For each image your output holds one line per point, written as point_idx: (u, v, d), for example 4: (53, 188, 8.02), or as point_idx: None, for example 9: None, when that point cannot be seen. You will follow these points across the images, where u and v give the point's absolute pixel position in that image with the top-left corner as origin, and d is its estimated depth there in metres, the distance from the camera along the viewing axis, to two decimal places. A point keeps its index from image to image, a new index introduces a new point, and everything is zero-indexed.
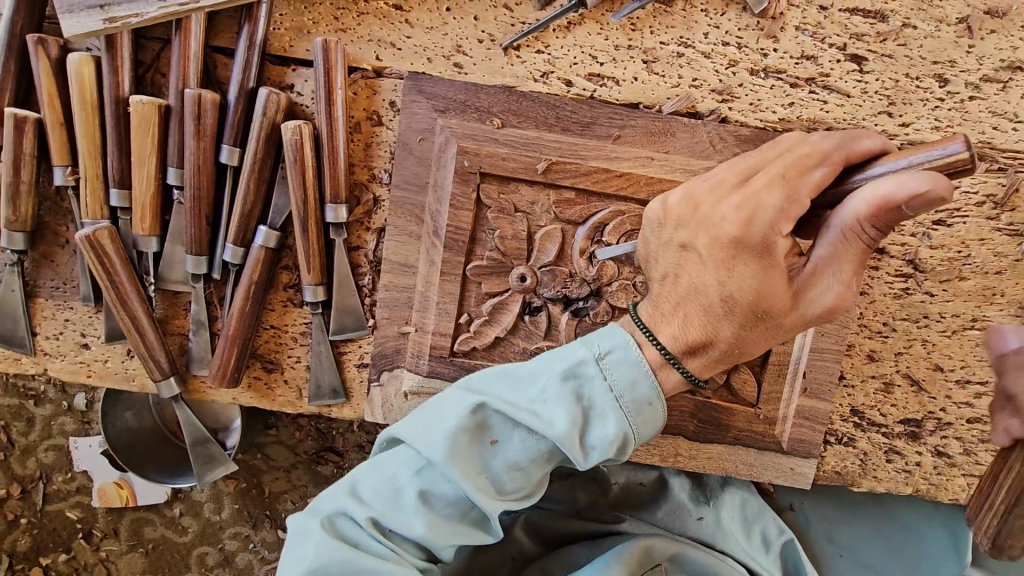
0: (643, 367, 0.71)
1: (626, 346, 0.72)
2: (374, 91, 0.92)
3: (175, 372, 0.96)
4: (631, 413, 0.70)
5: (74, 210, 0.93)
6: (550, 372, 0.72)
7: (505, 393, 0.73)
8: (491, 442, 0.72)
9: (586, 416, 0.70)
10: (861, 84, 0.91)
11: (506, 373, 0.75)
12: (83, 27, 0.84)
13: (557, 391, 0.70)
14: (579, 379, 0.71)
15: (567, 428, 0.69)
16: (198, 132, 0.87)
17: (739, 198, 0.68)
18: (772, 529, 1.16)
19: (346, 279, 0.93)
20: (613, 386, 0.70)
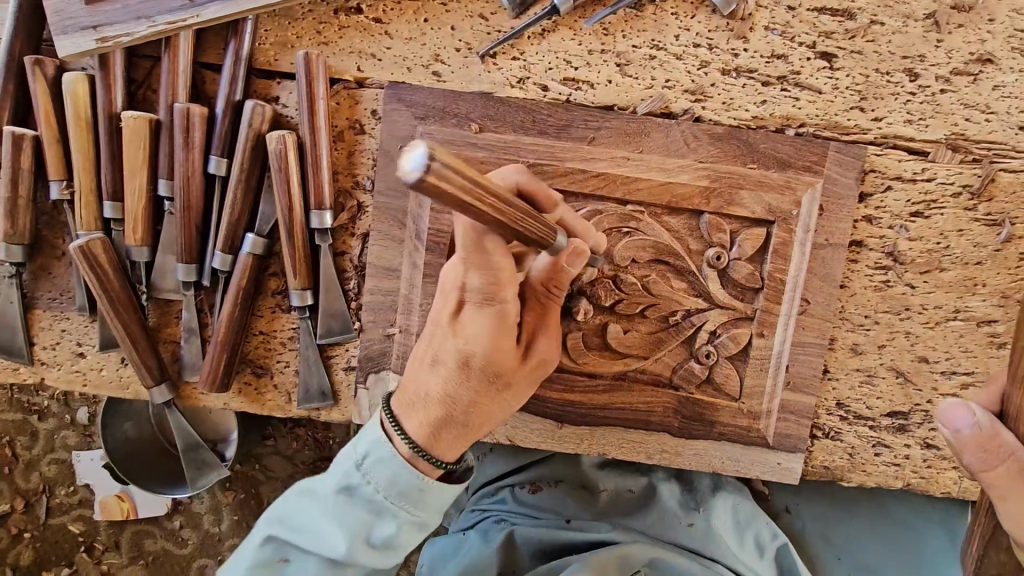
0: (401, 464, 0.78)
1: (382, 442, 0.80)
2: (356, 101, 0.95)
3: (167, 379, 0.98)
4: (407, 507, 0.80)
5: (69, 222, 0.95)
6: (325, 489, 0.82)
7: (289, 521, 0.83)
8: (289, 567, 0.83)
9: (366, 524, 0.80)
10: (833, 81, 0.92)
11: (294, 496, 0.85)
12: (76, 47, 0.88)
13: (333, 510, 0.80)
14: (349, 492, 0.80)
15: (347, 550, 0.79)
16: (187, 144, 0.90)
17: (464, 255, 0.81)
18: (766, 534, 1.18)
19: (333, 284, 0.95)
20: (379, 488, 0.79)
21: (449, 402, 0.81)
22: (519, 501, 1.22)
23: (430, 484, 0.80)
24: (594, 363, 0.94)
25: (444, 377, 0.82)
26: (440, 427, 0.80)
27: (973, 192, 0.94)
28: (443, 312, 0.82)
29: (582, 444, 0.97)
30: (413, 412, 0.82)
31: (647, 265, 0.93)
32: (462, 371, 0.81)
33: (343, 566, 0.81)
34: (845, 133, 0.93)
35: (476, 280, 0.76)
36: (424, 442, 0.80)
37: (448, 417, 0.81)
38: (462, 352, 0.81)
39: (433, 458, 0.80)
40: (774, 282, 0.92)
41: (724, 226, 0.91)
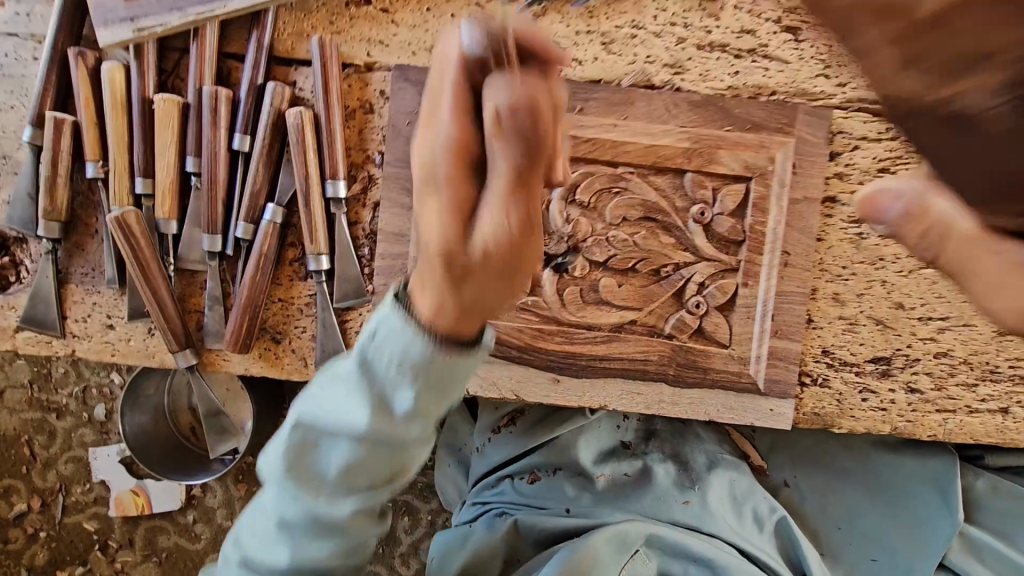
0: (413, 334, 0.60)
1: (389, 316, 0.62)
2: (366, 83, 1.04)
3: (192, 345, 1.05)
4: (427, 387, 0.63)
5: (103, 200, 1.03)
6: (339, 363, 0.69)
7: (313, 397, 0.72)
8: (322, 450, 0.72)
9: (382, 397, 0.66)
10: (798, 52, 1.02)
11: (316, 380, 0.73)
12: (115, 37, 0.98)
13: (350, 396, 0.68)
14: (363, 379, 0.66)
15: (371, 425, 0.66)
16: (214, 123, 1.00)
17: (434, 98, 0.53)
18: (763, 508, 1.21)
19: (347, 249, 1.03)
20: (393, 367, 0.63)
21: (496, 266, 0.52)
22: (519, 491, 1.27)
23: (452, 355, 0.61)
24: (591, 316, 1.01)
25: (476, 244, 0.50)
26: (508, 254, 0.51)
27: None
28: (424, 168, 0.53)
29: (583, 396, 1.03)
30: (427, 300, 0.57)
31: (637, 223, 1.00)
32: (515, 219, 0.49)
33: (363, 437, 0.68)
34: (813, 99, 1.02)
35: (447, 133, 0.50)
36: (427, 317, 0.59)
37: (492, 270, 0.52)
38: (503, 200, 0.49)
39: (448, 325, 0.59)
40: (755, 235, 0.99)
41: (706, 183, 0.99)
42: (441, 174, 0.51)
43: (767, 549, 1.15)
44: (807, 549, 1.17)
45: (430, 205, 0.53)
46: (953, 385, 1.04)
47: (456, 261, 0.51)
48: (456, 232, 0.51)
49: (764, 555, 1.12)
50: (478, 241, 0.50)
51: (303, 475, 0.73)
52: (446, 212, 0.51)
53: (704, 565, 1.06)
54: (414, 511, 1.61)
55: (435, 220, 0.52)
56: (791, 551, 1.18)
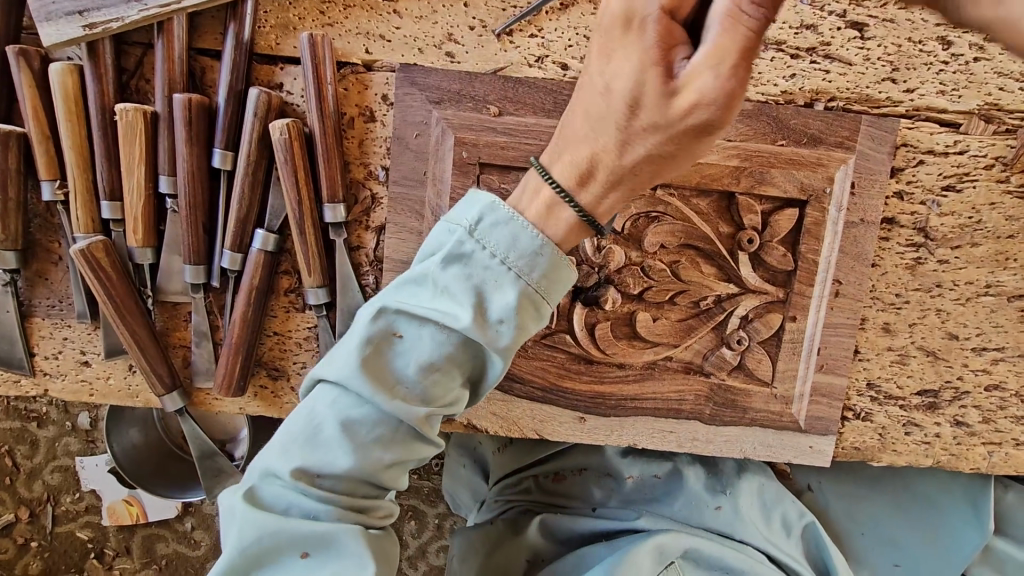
0: (525, 223, 0.65)
1: (496, 205, 0.66)
2: (365, 85, 0.90)
3: (179, 386, 0.94)
4: (529, 276, 0.65)
5: (65, 225, 0.90)
6: (431, 266, 0.67)
7: (398, 298, 0.69)
8: (402, 345, 0.68)
9: (481, 288, 0.65)
10: (863, 52, 0.89)
11: (396, 282, 0.70)
12: (62, 36, 0.82)
13: (445, 286, 0.66)
14: (462, 260, 0.66)
15: (473, 314, 0.64)
16: (188, 137, 0.85)
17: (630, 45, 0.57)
18: (792, 513, 1.11)
19: (349, 280, 0.91)
20: (499, 250, 0.65)
21: (683, 132, 0.57)
22: (543, 489, 1.17)
23: (554, 251, 0.66)
24: (622, 354, 0.91)
25: (674, 89, 0.56)
26: (692, 136, 0.58)
27: (1006, 163, 0.91)
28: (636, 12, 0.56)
29: (612, 434, 0.94)
30: (582, 148, 0.64)
31: (676, 251, 0.90)
32: (731, 78, 0.53)
33: (455, 332, 0.67)
34: (876, 106, 0.90)
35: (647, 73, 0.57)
36: (571, 185, 0.65)
37: (667, 138, 0.59)
38: (721, 48, 0.53)
39: (579, 208, 0.65)
40: (806, 262, 0.90)
41: (755, 207, 0.88)
42: (646, 40, 0.56)
43: (797, 557, 1.07)
44: (839, 561, 1.08)
45: (630, 41, 0.57)
46: (1002, 418, 0.98)
47: (642, 112, 0.58)
48: (649, 88, 0.57)
49: (795, 562, 1.05)
50: (678, 95, 0.56)
51: (380, 379, 0.67)
52: (645, 64, 0.56)
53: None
54: (420, 516, 1.55)
55: (634, 66, 0.57)
56: (819, 559, 1.10)
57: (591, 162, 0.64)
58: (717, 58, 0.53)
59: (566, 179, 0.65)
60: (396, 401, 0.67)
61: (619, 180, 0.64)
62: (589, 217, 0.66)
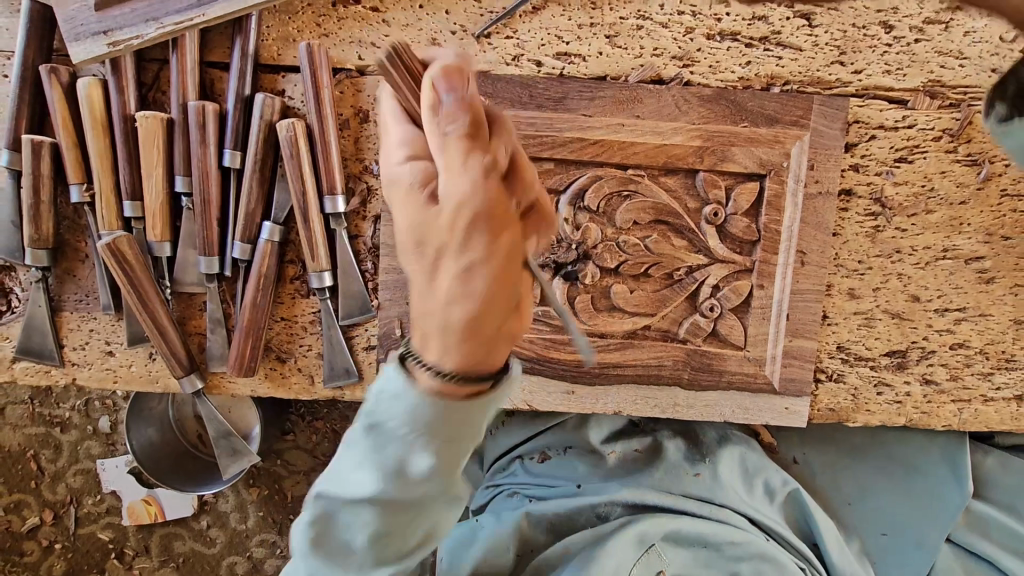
0: (422, 400, 0.58)
1: (398, 397, 0.59)
2: (358, 89, 0.99)
3: (196, 369, 1.02)
4: (441, 426, 0.59)
5: (91, 225, 0.99)
6: (352, 443, 0.64)
7: (332, 483, 0.67)
8: (348, 519, 0.68)
9: (397, 467, 0.62)
10: (812, 38, 0.97)
11: (333, 451, 0.68)
12: (89, 53, 0.92)
13: (370, 474, 0.63)
14: (375, 435, 0.62)
15: (441, 455, 0.61)
16: (202, 140, 0.95)
17: (400, 199, 0.58)
18: (775, 480, 1.15)
19: (350, 265, 0.99)
20: (404, 429, 0.60)
21: (472, 235, 0.52)
22: (528, 471, 1.20)
23: (461, 395, 0.58)
24: (604, 323, 0.98)
25: (442, 200, 0.53)
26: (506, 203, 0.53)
27: (953, 135, 0.98)
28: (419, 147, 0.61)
29: (597, 402, 1.01)
30: (422, 315, 0.57)
31: (648, 226, 0.97)
32: (470, 165, 0.52)
33: (389, 506, 0.65)
34: (827, 87, 0.97)
35: (418, 209, 0.55)
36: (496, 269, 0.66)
37: (473, 241, 0.52)
38: (447, 143, 0.54)
39: (436, 367, 0.56)
40: (769, 233, 0.97)
41: (718, 182, 0.96)
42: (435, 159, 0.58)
43: (777, 519, 1.12)
44: (822, 523, 1.12)
45: (400, 198, 0.58)
46: (968, 375, 1.03)
47: (434, 237, 0.54)
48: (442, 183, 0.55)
49: (775, 527, 1.09)
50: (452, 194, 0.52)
51: (334, 545, 0.70)
52: (414, 199, 0.56)
53: (713, 550, 1.02)
54: None
55: (410, 206, 0.56)
56: (804, 525, 1.14)
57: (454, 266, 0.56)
58: (467, 147, 0.53)
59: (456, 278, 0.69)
60: (359, 560, 0.70)
61: (466, 337, 0.54)
62: (453, 367, 0.56)
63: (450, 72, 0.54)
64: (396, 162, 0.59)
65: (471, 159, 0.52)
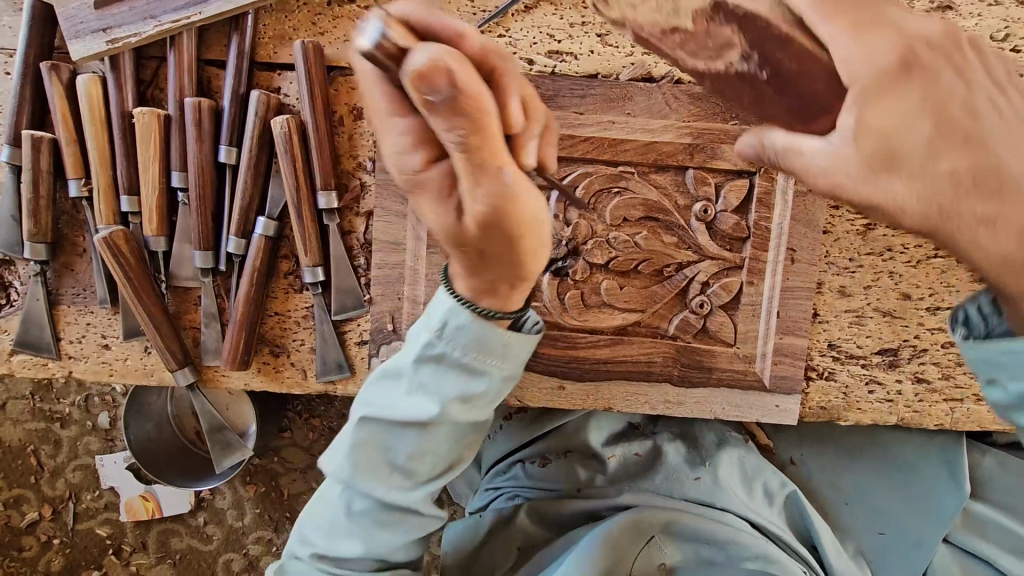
0: (482, 327, 0.69)
1: (455, 311, 0.69)
2: (353, 86, 1.00)
3: (190, 362, 1.04)
4: (498, 360, 0.72)
5: (89, 219, 1.01)
6: (404, 365, 0.74)
7: (380, 403, 0.77)
8: (390, 438, 0.76)
9: (453, 391, 0.72)
10: None
11: (380, 378, 0.78)
12: (88, 51, 0.94)
13: (419, 390, 0.73)
14: (432, 362, 0.72)
15: (499, 373, 0.73)
16: (199, 136, 0.96)
17: (420, 198, 0.60)
18: (773, 483, 1.14)
19: (343, 261, 1.01)
20: (463, 354, 0.71)
21: (511, 235, 0.62)
22: (529, 474, 1.19)
23: (510, 338, 0.71)
24: (594, 319, 0.99)
25: (467, 211, 0.59)
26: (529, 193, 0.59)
27: None
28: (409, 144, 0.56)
29: (587, 398, 1.01)
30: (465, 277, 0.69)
31: (638, 223, 0.97)
32: (489, 182, 0.56)
33: (434, 430, 0.75)
34: None
35: (445, 218, 0.60)
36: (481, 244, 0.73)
37: (511, 241, 0.62)
38: (463, 165, 0.55)
39: (485, 312, 0.69)
40: (759, 231, 0.97)
41: (708, 180, 0.96)
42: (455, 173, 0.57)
43: (780, 524, 1.08)
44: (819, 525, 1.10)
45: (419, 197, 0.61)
46: (961, 374, 1.03)
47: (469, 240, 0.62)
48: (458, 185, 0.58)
49: (776, 531, 1.05)
50: (466, 212, 0.59)
51: (373, 470, 0.77)
52: (440, 207, 0.60)
53: (716, 547, 0.99)
54: None
55: (434, 210, 0.61)
56: (804, 528, 1.12)
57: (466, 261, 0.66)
58: (477, 169, 0.55)
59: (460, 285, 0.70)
60: (393, 485, 0.77)
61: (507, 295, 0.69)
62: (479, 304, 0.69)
63: (426, 75, 0.48)
64: (395, 148, 0.57)
65: (489, 169, 0.55)
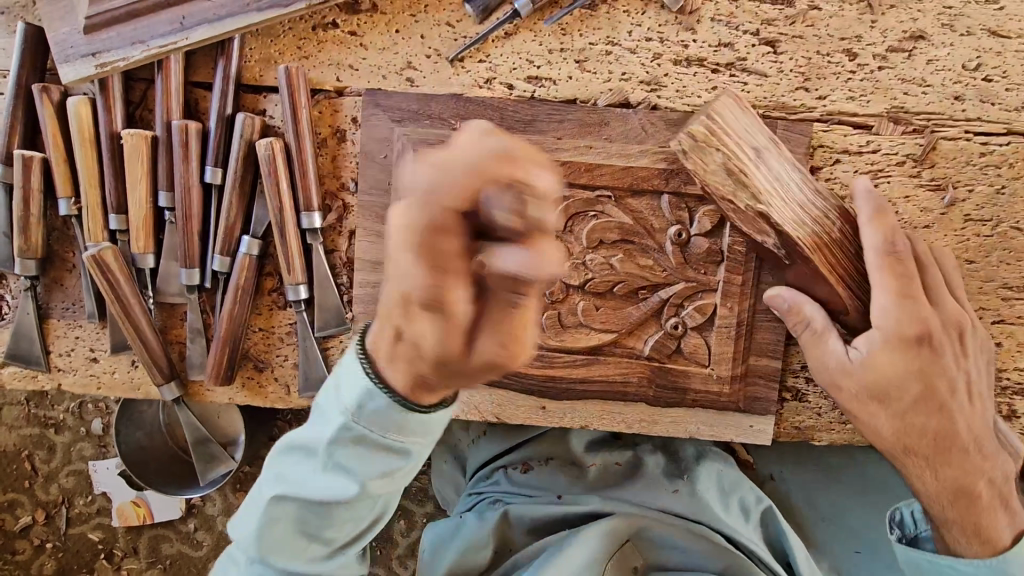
0: (396, 408, 0.64)
1: (369, 393, 0.64)
2: (336, 109, 1.03)
3: (176, 377, 1.06)
4: (416, 438, 0.67)
5: (78, 236, 1.03)
6: (320, 444, 0.70)
7: (299, 471, 0.74)
8: (308, 511, 0.74)
9: (378, 467, 0.69)
10: (777, 65, 0.99)
11: (296, 447, 0.74)
12: (78, 73, 0.97)
13: (337, 466, 0.70)
14: (348, 439, 0.68)
15: (420, 448, 0.69)
16: (185, 157, 0.98)
17: (429, 319, 0.48)
18: (750, 498, 1.15)
19: (326, 279, 1.03)
20: (380, 433, 0.66)
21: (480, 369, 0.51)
22: (512, 480, 1.18)
23: (423, 416, 0.65)
24: (570, 340, 1.01)
25: (470, 347, 0.49)
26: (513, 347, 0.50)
27: (917, 160, 1.00)
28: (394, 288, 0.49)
29: (564, 416, 1.03)
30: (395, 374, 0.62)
31: (615, 246, 0.99)
32: (488, 342, 0.49)
33: (353, 502, 0.71)
34: (792, 113, 1.00)
35: (430, 331, 0.49)
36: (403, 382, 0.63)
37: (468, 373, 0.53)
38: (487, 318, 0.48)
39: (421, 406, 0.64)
40: (734, 254, 0.98)
41: (683, 205, 0.98)
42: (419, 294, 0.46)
43: (755, 540, 1.08)
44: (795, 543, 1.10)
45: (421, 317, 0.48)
46: None
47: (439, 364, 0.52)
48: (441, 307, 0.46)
49: (751, 544, 1.06)
50: (455, 327, 0.48)
51: (288, 540, 0.75)
52: (446, 331, 0.48)
53: (681, 554, 1.06)
54: None
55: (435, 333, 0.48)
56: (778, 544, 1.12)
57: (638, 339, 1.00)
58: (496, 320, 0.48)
59: (388, 377, 0.63)
60: (311, 551, 0.76)
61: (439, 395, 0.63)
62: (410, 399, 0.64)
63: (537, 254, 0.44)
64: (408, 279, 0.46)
65: (485, 338, 0.49)
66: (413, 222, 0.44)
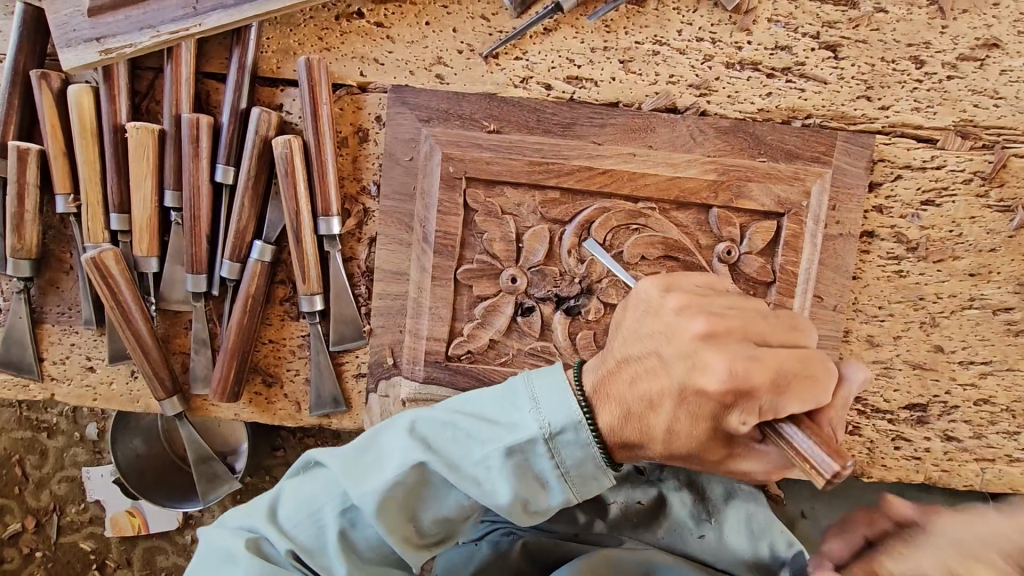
0: (595, 452, 0.66)
1: (577, 426, 0.66)
2: (359, 106, 0.95)
3: (178, 391, 0.98)
4: (579, 486, 0.68)
5: (76, 235, 0.95)
6: (492, 445, 0.68)
7: (448, 452, 0.70)
8: (431, 496, 0.71)
9: (531, 490, 0.69)
10: (838, 71, 0.92)
11: (454, 427, 0.71)
12: (80, 60, 0.89)
13: (492, 468, 0.68)
14: (524, 455, 0.67)
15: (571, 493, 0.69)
16: (195, 153, 0.91)
17: (659, 345, 0.66)
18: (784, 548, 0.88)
19: (343, 290, 0.95)
20: (561, 466, 0.67)
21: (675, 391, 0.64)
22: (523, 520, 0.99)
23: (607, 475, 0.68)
24: None
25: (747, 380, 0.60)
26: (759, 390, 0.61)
27: (985, 178, 0.93)
28: (622, 353, 0.69)
29: None
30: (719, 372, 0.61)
31: (657, 262, 0.91)
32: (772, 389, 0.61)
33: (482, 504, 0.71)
34: (851, 123, 0.92)
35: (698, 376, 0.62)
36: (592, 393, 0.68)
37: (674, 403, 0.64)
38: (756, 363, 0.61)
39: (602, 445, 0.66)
40: (786, 275, 0.91)
41: (733, 220, 0.90)
42: (764, 355, 0.62)
43: None
44: None
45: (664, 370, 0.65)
46: (993, 433, 0.97)
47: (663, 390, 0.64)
48: (741, 384, 0.61)
49: None
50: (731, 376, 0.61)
51: (395, 513, 0.70)
52: (664, 381, 0.65)
53: None
54: None
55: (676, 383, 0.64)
56: None
57: (786, 423, 0.61)
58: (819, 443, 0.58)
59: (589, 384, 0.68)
60: (403, 535, 0.71)
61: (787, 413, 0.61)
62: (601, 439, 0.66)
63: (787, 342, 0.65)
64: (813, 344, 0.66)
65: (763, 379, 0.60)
66: (802, 361, 0.62)
